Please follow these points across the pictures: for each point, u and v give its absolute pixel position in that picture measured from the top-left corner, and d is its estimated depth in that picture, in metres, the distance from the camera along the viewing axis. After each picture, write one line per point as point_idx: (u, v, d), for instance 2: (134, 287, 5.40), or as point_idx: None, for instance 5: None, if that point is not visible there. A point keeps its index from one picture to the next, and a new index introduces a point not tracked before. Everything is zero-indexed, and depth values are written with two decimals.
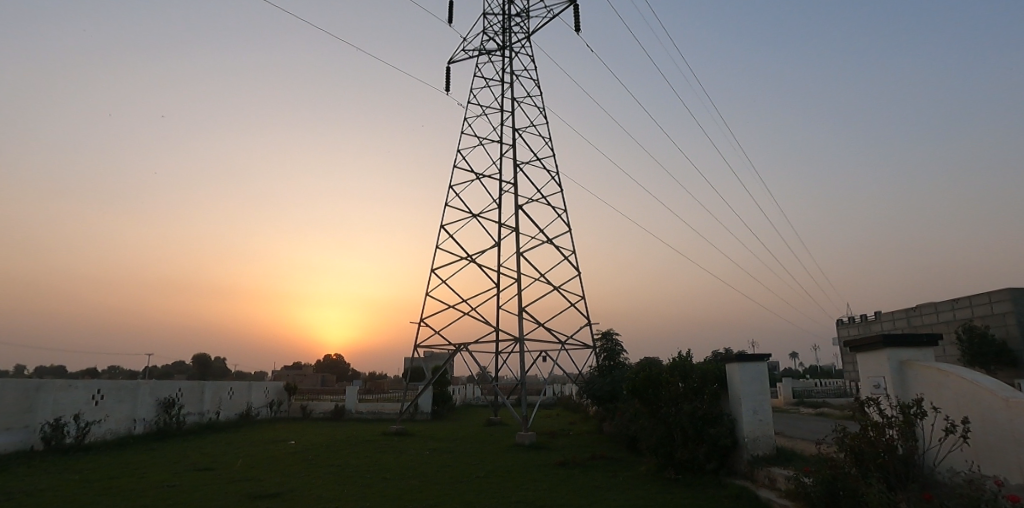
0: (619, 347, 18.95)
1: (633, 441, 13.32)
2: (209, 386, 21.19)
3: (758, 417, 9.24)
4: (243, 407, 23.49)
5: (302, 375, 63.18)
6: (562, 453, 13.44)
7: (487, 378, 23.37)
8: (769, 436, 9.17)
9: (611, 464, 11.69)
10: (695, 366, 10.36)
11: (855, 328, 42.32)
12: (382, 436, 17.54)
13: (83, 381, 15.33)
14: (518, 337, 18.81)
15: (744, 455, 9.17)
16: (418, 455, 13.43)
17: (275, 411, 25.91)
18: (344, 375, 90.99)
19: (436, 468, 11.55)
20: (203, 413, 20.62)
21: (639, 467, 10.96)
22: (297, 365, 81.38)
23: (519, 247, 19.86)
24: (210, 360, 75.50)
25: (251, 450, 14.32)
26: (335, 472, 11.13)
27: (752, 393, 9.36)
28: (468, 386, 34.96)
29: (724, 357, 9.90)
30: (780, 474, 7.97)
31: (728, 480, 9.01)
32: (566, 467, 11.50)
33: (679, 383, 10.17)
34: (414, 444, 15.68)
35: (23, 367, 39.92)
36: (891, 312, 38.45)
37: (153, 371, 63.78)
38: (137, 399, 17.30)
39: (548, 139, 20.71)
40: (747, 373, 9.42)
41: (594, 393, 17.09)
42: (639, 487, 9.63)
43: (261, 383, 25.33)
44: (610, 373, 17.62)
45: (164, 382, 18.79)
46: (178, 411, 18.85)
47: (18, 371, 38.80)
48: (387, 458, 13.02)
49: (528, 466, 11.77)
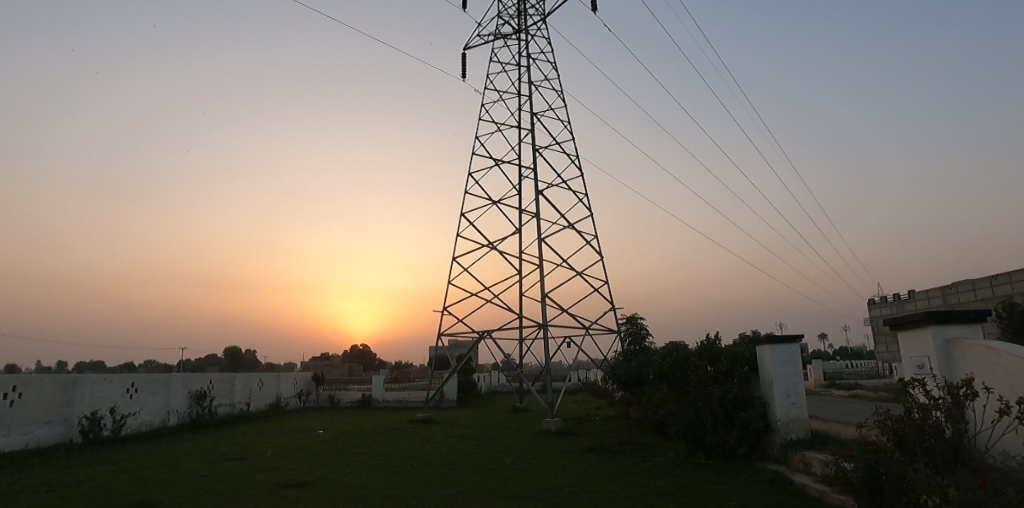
0: (644, 331, 18.71)
1: (660, 425, 13.15)
2: (239, 378, 21.59)
3: (791, 400, 8.97)
4: (272, 398, 23.94)
5: (330, 365, 64.31)
6: (589, 439, 13.34)
7: (511, 365, 23.38)
8: (803, 419, 8.91)
9: (639, 449, 11.55)
10: (724, 349, 10.09)
11: (887, 308, 41.27)
12: (408, 424, 17.68)
13: (117, 375, 15.73)
14: (541, 323, 18.72)
15: (777, 439, 8.93)
16: (444, 443, 13.47)
17: (304, 401, 26.34)
18: (371, 365, 92.36)
19: (462, 455, 11.56)
20: (234, 404, 21.04)
21: (668, 452, 10.80)
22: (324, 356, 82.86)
23: (540, 234, 19.72)
24: (241, 352, 77.29)
25: (280, 440, 14.53)
26: (363, 460, 11.21)
27: (785, 376, 9.08)
28: (493, 374, 35.08)
29: (754, 339, 9.61)
30: (816, 459, 7.73)
31: (761, 464, 8.79)
32: (594, 453, 11.39)
33: (707, 366, 9.92)
34: (440, 432, 15.73)
35: (64, 362, 41.40)
36: (925, 290, 37.35)
37: (187, 364, 65.55)
38: (170, 391, 17.71)
39: (567, 122, 20.42)
40: (778, 355, 9.13)
41: (619, 378, 16.93)
42: (668, 472, 9.48)
43: (289, 374, 25.75)
44: (635, 357, 17.43)
45: (195, 375, 19.20)
46: (209, 402, 19.26)
47: (59, 366, 40.26)
48: (414, 446, 13.08)
49: (555, 452, 11.70)
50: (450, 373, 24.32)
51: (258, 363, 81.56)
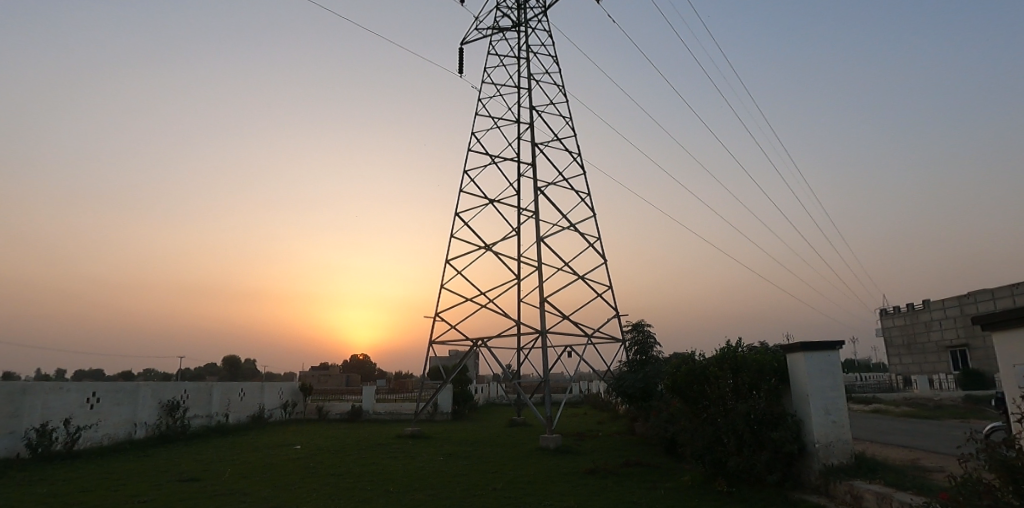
0: (652, 340, 17.26)
1: (672, 444, 11.75)
2: (217, 388, 20.19)
3: (831, 418, 7.59)
4: (255, 409, 22.50)
5: (326, 375, 63.03)
6: (592, 458, 11.95)
7: (509, 375, 21.92)
8: (845, 441, 7.53)
9: (649, 472, 10.15)
10: (747, 357, 8.72)
11: (900, 318, 39.91)
12: (394, 440, 16.27)
13: (76, 383, 14.41)
14: (540, 330, 17.36)
15: (814, 464, 7.57)
16: (429, 462, 12.10)
17: (290, 412, 24.88)
18: (370, 375, 91.07)
19: (447, 478, 10.14)
20: (210, 416, 19.63)
21: (682, 476, 9.41)
22: (323, 365, 81.77)
23: (539, 235, 18.40)
24: (240, 362, 76.09)
25: (251, 456, 13.18)
26: (333, 483, 9.80)
27: (823, 389, 7.68)
28: (491, 384, 33.60)
29: (785, 345, 8.21)
30: (870, 491, 6.38)
31: (797, 495, 7.40)
32: (596, 476, 9.99)
33: (729, 378, 8.56)
34: (428, 448, 14.35)
35: (63, 369, 41.31)
36: (940, 300, 35.96)
37: (185, 374, 64.15)
38: (137, 402, 16.37)
39: (569, 117, 19.18)
40: (814, 365, 7.74)
41: (624, 391, 15.52)
42: (684, 501, 8.12)
43: (274, 383, 24.32)
44: (643, 367, 16.00)
45: (167, 384, 17.85)
46: (182, 413, 17.88)
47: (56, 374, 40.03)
48: (395, 466, 11.67)
49: (552, 475, 10.27)
50: (444, 384, 22.85)
51: (256, 372, 80.51)
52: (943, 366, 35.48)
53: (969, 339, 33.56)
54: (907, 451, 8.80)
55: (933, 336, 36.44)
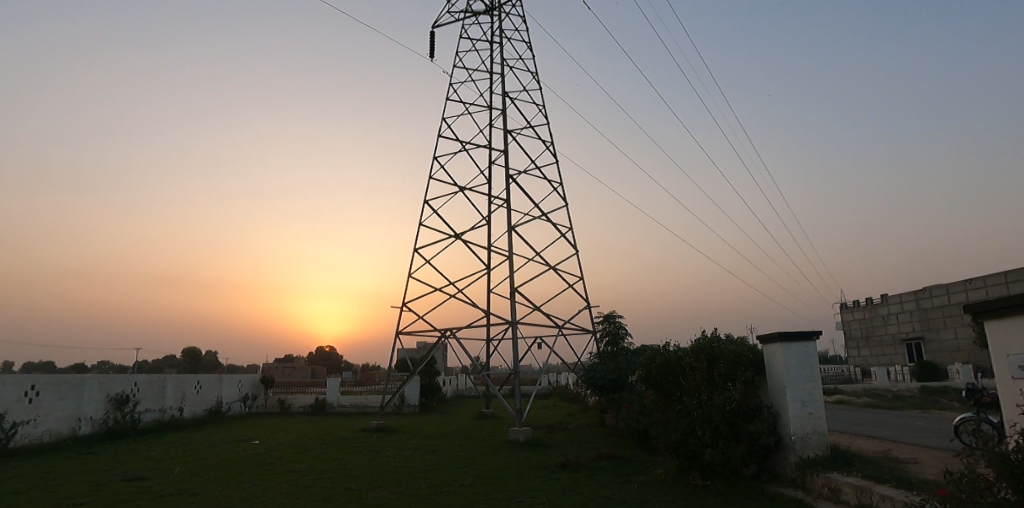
0: (623, 331, 17.07)
1: (644, 437, 11.58)
2: (171, 380, 19.21)
3: (808, 410, 7.44)
4: (212, 402, 21.54)
5: (291, 367, 61.55)
6: (562, 452, 11.68)
7: (478, 367, 21.53)
8: (821, 433, 7.40)
9: (621, 465, 9.93)
10: (724, 348, 8.51)
11: (859, 312, 41.10)
12: (359, 434, 15.74)
13: (13, 376, 13.38)
14: (511, 321, 16.99)
15: (790, 457, 7.41)
16: (395, 457, 11.65)
17: (250, 406, 23.95)
18: (337, 367, 89.42)
19: (414, 474, 9.69)
20: (164, 410, 18.67)
21: (656, 470, 9.22)
22: (287, 358, 79.90)
23: (510, 224, 18.00)
24: (201, 353, 73.69)
25: (205, 453, 12.48)
26: (291, 481, 9.26)
27: (800, 380, 7.52)
28: (459, 376, 33.16)
29: (762, 336, 8.02)
30: (849, 484, 6.23)
31: (772, 488, 7.25)
32: (568, 471, 9.71)
33: (705, 369, 8.36)
34: (394, 442, 13.88)
35: (10, 362, 39.33)
36: (898, 295, 37.13)
37: (141, 366, 61.65)
38: (82, 396, 15.38)
39: (542, 105, 18.79)
40: (792, 356, 7.57)
41: (595, 383, 15.32)
42: (658, 494, 7.91)
43: (233, 376, 23.34)
44: (614, 359, 15.81)
45: (115, 377, 16.85)
46: (132, 407, 16.92)
47: (4, 366, 38.12)
48: (359, 461, 11.16)
49: (522, 470, 9.93)
50: (411, 376, 22.30)
51: (217, 365, 78.11)
52: (898, 358, 36.71)
53: (924, 332, 34.77)
54: (878, 442, 8.78)
55: (891, 329, 37.63)
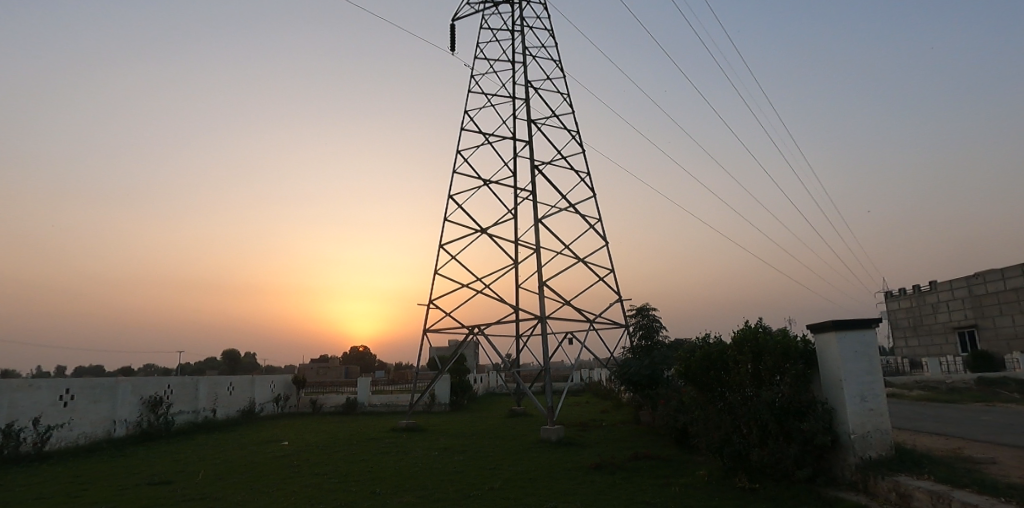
0: (657, 323, 16.35)
1: (683, 434, 10.95)
2: (203, 382, 19.34)
3: (868, 406, 6.73)
4: (245, 403, 21.68)
5: (325, 367, 62.41)
6: (596, 451, 11.15)
7: (508, 364, 21.10)
8: (884, 431, 6.69)
9: (660, 466, 9.34)
10: (770, 339, 7.83)
11: (906, 300, 39.21)
12: (388, 433, 15.50)
13: (48, 380, 13.54)
14: (540, 316, 16.51)
15: (848, 458, 6.73)
16: (423, 458, 11.32)
17: (282, 406, 24.06)
18: (371, 366, 90.48)
19: (440, 477, 9.30)
20: (197, 411, 18.81)
21: (698, 471, 8.63)
22: (323, 358, 81.29)
23: (537, 217, 17.53)
24: (240, 355, 75.53)
25: (234, 455, 12.38)
26: (315, 484, 8.97)
27: (858, 374, 6.80)
28: (490, 374, 32.85)
29: (813, 326, 7.32)
30: (922, 488, 5.55)
31: (831, 493, 6.58)
32: (604, 472, 9.17)
33: (749, 363, 7.70)
34: (422, 442, 13.58)
35: (63, 367, 41.06)
36: (948, 281, 35.21)
37: (184, 368, 63.60)
38: (115, 399, 15.55)
39: (567, 94, 17.95)
40: (848, 347, 6.86)
41: (629, 379, 14.71)
42: (702, 498, 7.35)
43: (266, 377, 23.46)
44: (649, 354, 15.15)
45: (148, 379, 17.01)
46: (166, 410, 17.06)
47: (58, 371, 39.89)
48: (385, 463, 10.85)
49: (554, 471, 9.43)
50: (441, 374, 22.03)
51: (256, 366, 79.94)
52: (950, 348, 34.83)
53: (977, 320, 32.83)
54: (945, 440, 8.01)
55: (941, 317, 35.73)
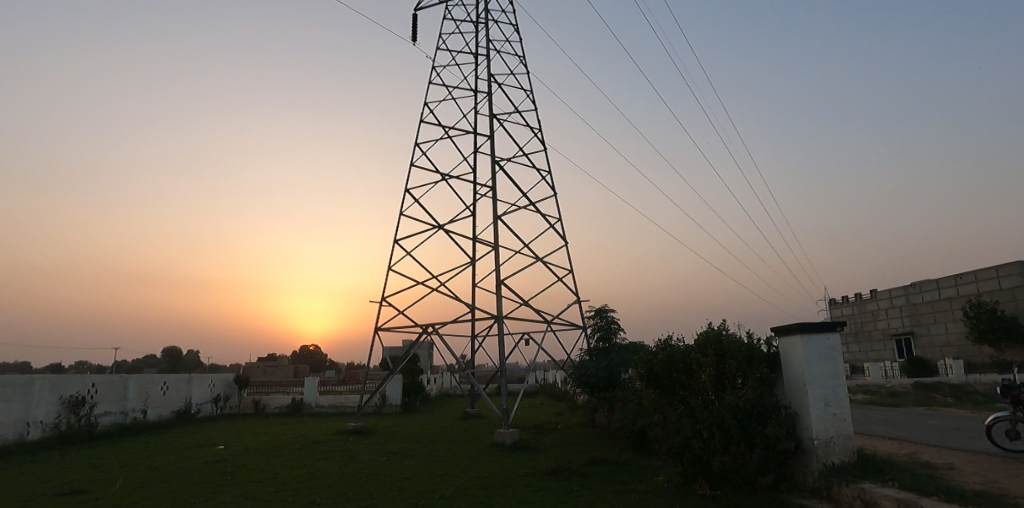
0: (616, 325, 16.06)
1: (640, 438, 10.72)
2: (133, 380, 17.93)
3: (831, 410, 6.59)
4: (180, 404, 20.28)
5: (273, 366, 60.09)
6: (552, 456, 10.79)
7: (463, 365, 20.54)
8: (846, 436, 6.55)
9: (618, 471, 9.03)
10: (734, 341, 7.62)
11: (848, 308, 40.83)
12: (334, 436, 14.71)
13: None
14: (497, 316, 16.03)
15: (811, 464, 6.55)
16: (370, 463, 10.69)
17: (222, 407, 22.68)
18: (321, 365, 87.83)
19: (388, 484, 8.69)
20: (126, 412, 17.41)
21: (657, 476, 8.37)
22: (271, 357, 78.43)
23: (496, 214, 17.05)
24: (181, 353, 71.99)
25: (162, 460, 11.39)
26: (249, 493, 8.22)
27: (822, 378, 6.65)
28: (444, 375, 32.19)
29: (778, 328, 7.15)
30: (889, 495, 5.39)
31: (794, 500, 6.38)
32: (561, 478, 8.78)
33: (712, 365, 7.48)
34: (371, 446, 12.90)
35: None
36: (887, 290, 36.87)
37: (120, 366, 60.14)
38: (29, 399, 14.14)
39: (529, 91, 17.69)
40: (813, 350, 6.70)
41: (586, 381, 14.43)
42: (663, 504, 7.08)
43: (205, 376, 22.05)
44: (606, 356, 14.91)
45: (70, 377, 15.60)
46: (89, 410, 15.68)
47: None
48: (328, 469, 10.13)
49: (508, 478, 8.97)
50: (392, 374, 21.27)
51: (199, 365, 76.41)
52: (888, 353, 36.45)
53: (913, 327, 34.48)
54: (899, 444, 8.02)
55: (880, 324, 37.37)
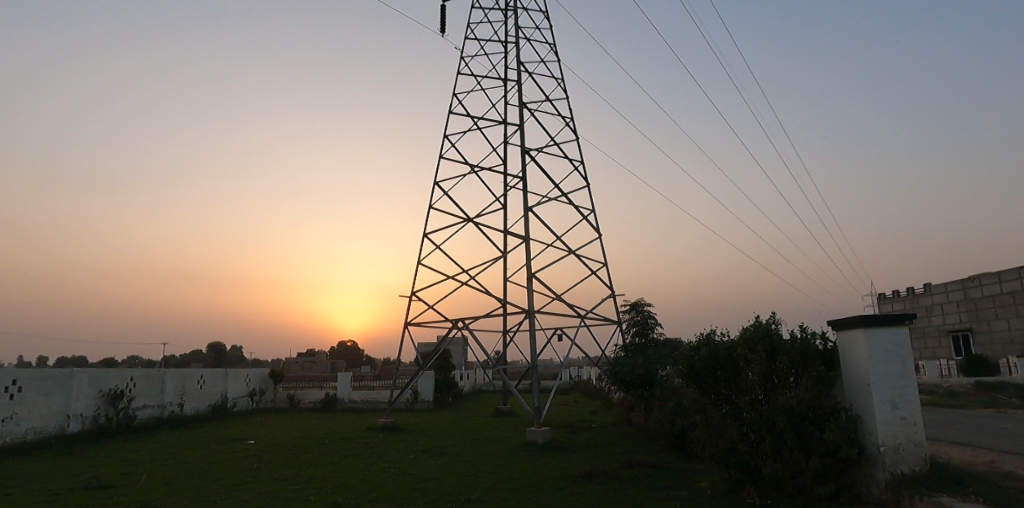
0: (652, 320, 15.34)
1: (680, 440, 10.08)
2: (170, 375, 18.22)
3: (899, 414, 5.87)
4: (216, 398, 20.54)
5: (311, 361, 61.21)
6: (586, 457, 10.25)
7: (494, 361, 20.18)
8: (917, 443, 5.82)
9: (657, 476, 8.45)
10: (785, 337, 6.94)
11: (899, 303, 38.74)
12: (364, 433, 14.55)
13: None
14: (528, 311, 15.57)
15: (877, 473, 5.84)
16: (397, 461, 10.39)
17: (257, 401, 22.94)
18: (358, 361, 89.17)
19: (413, 485, 8.33)
20: (163, 406, 17.70)
21: (701, 482, 7.78)
22: (310, 352, 79.99)
23: (527, 206, 16.50)
24: (225, 348, 74.19)
25: (192, 455, 11.38)
26: (270, 492, 7.97)
27: (889, 377, 5.94)
28: (477, 371, 31.95)
29: (837, 322, 6.44)
30: None
31: None
32: (595, 482, 8.26)
33: (761, 363, 6.83)
34: (399, 443, 12.65)
35: (45, 357, 40.13)
36: (943, 284, 34.75)
37: (168, 361, 62.38)
38: (70, 392, 14.45)
39: (561, 78, 16.75)
40: (878, 346, 5.98)
41: (621, 378, 13.84)
42: None
43: (240, 370, 22.32)
44: (642, 352, 14.26)
45: (109, 371, 15.90)
46: (127, 404, 15.96)
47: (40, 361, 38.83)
48: (354, 467, 9.87)
49: (538, 480, 8.48)
50: (423, 370, 21.09)
51: (241, 360, 78.52)
52: (944, 351, 34.38)
53: (972, 323, 32.38)
54: (974, 452, 7.22)
55: (935, 320, 35.29)
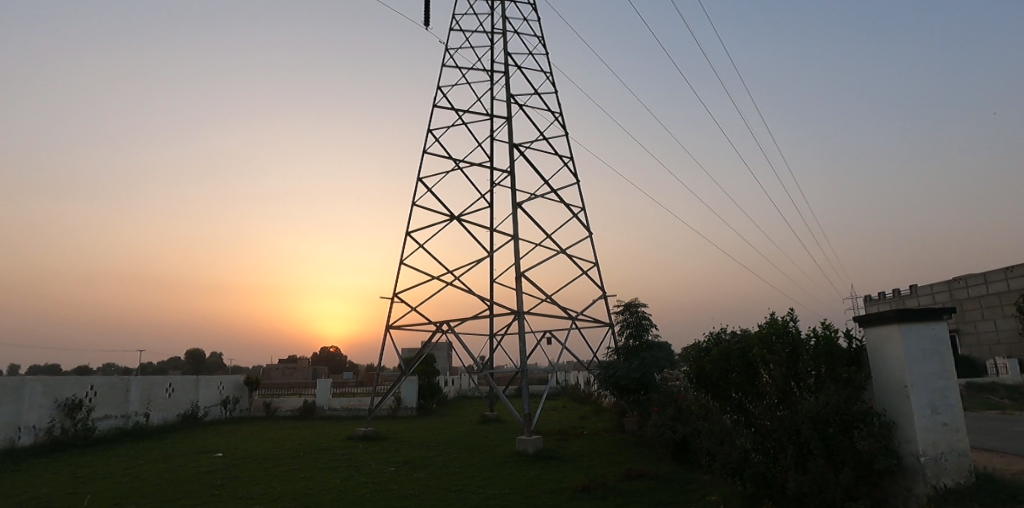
0: (647, 321, 14.61)
1: (682, 447, 9.40)
2: (135, 382, 17.07)
3: (940, 419, 5.23)
4: (186, 407, 19.40)
5: (292, 367, 59.72)
6: (582, 468, 9.50)
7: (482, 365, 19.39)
8: (961, 452, 5.17)
9: (661, 488, 7.74)
10: (807, 335, 6.27)
11: (885, 304, 38.84)
12: (343, 443, 13.66)
13: None
14: (517, 312, 14.81)
15: (916, 487, 5.19)
16: (376, 475, 9.53)
17: (231, 410, 21.80)
18: (341, 367, 87.82)
19: (394, 503, 7.51)
20: (127, 416, 16.58)
21: (711, 495, 7.09)
22: (291, 358, 78.41)
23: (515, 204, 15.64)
24: (204, 355, 72.24)
25: (151, 470, 10.39)
26: None
27: (928, 378, 5.29)
28: (463, 376, 31.08)
29: (867, 318, 5.79)
30: None
31: None
32: (595, 497, 7.49)
33: (780, 365, 6.16)
34: (379, 454, 11.79)
35: (15, 365, 38.47)
36: (929, 285, 34.87)
37: (145, 368, 60.49)
38: (21, 401, 13.33)
39: (549, 72, 16.41)
40: (916, 344, 5.33)
41: (615, 382, 13.12)
42: None
43: (214, 377, 21.20)
44: (637, 355, 13.56)
45: (65, 379, 14.76)
46: (86, 414, 14.85)
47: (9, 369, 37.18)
48: (329, 482, 9.03)
49: (531, 496, 7.70)
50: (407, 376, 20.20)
51: (220, 368, 76.55)
52: None
53: (959, 324, 32.39)
54: (1008, 460, 6.61)
55: None
